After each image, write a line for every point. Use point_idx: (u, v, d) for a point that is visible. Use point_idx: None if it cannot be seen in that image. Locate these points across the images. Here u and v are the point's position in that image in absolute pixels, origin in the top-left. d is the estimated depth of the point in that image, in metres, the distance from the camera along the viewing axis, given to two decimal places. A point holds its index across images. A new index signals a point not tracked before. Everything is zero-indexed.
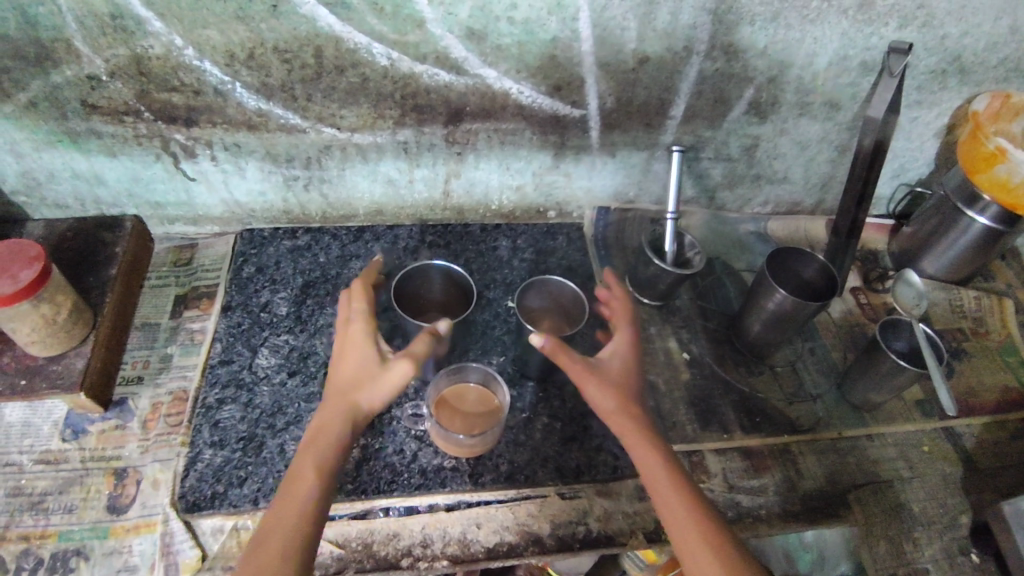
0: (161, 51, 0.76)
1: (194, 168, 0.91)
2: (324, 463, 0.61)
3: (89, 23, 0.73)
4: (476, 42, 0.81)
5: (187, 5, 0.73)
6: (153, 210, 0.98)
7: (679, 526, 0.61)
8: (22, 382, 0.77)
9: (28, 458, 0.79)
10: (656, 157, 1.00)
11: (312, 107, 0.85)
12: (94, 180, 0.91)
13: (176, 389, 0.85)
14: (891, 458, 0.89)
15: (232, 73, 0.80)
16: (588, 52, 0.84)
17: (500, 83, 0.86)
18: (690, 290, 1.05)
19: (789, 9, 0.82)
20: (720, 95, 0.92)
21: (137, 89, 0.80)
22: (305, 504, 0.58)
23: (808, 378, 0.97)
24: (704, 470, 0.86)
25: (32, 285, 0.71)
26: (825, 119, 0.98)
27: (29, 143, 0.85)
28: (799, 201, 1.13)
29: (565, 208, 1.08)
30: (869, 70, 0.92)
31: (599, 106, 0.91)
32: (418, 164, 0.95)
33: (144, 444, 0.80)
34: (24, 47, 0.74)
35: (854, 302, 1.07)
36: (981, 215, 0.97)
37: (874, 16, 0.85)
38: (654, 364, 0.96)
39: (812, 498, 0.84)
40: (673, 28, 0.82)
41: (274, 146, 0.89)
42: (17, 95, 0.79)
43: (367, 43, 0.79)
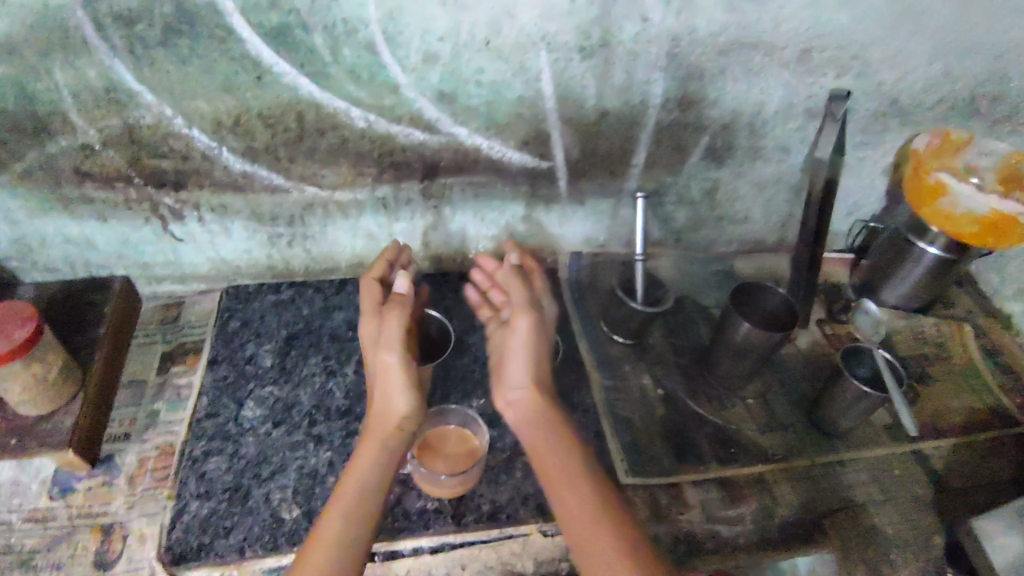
0: (153, 120, 0.82)
1: (182, 229, 0.96)
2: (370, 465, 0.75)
3: (85, 98, 0.78)
4: (447, 104, 0.87)
5: (177, 79, 0.78)
6: (141, 271, 1.01)
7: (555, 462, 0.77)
8: (13, 442, 0.79)
9: (18, 516, 0.80)
10: (622, 204, 1.06)
11: (295, 167, 0.90)
12: (85, 244, 0.95)
13: (163, 443, 0.87)
14: (865, 483, 0.92)
15: (218, 139, 0.85)
16: (552, 109, 0.90)
17: (471, 140, 0.91)
18: (662, 328, 1.10)
19: (734, 63, 0.90)
20: (677, 143, 0.99)
21: (129, 156, 0.85)
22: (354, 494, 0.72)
23: (779, 408, 1.01)
24: (683, 502, 0.87)
25: (25, 343, 0.75)
26: (778, 162, 1.05)
27: (24, 210, 0.89)
28: (762, 239, 1.19)
29: (539, 254, 1.13)
30: (813, 116, 0.99)
31: (566, 157, 0.96)
32: (397, 218, 1.00)
33: (130, 500, 0.81)
34: (21, 121, 0.79)
35: (820, 334, 1.12)
36: (931, 245, 1.03)
37: (812, 68, 0.93)
38: (629, 401, 0.99)
39: (788, 526, 0.87)
40: (629, 84, 0.89)
41: (259, 206, 0.94)
42: (13, 165, 0.83)
43: (345, 108, 0.84)
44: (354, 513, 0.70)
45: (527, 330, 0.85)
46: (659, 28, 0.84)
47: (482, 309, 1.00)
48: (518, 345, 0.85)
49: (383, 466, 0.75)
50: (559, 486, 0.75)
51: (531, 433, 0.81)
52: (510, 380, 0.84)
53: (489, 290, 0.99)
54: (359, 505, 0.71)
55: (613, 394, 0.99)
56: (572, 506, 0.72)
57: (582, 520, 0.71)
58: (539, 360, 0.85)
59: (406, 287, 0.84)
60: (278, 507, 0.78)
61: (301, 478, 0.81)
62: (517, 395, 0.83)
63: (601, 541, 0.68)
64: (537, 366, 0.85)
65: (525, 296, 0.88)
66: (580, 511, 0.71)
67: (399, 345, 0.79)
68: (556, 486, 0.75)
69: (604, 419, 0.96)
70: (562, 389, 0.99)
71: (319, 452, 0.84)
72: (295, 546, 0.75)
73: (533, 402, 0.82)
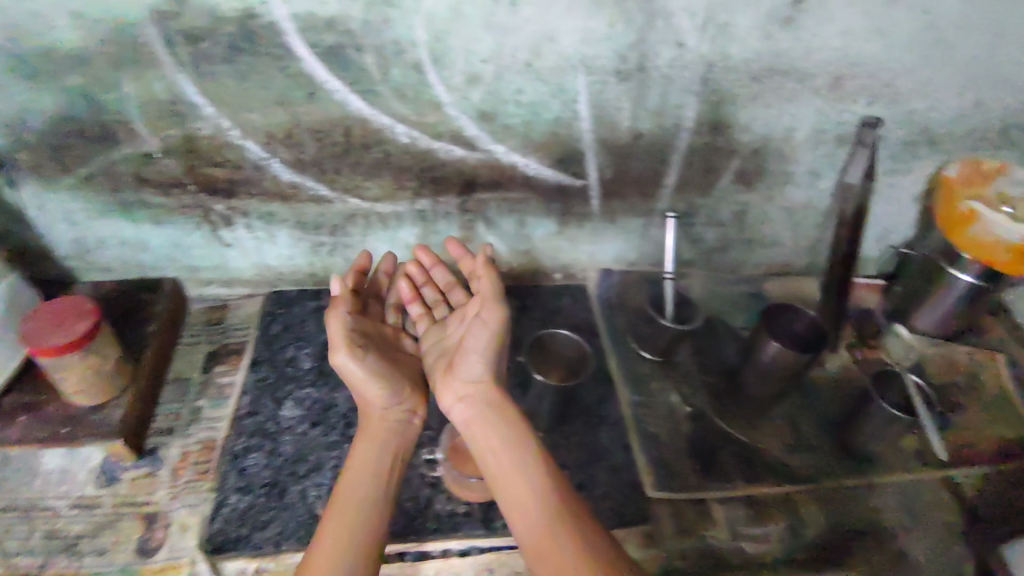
0: (210, 132, 0.87)
1: (230, 235, 1.00)
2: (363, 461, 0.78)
3: (149, 109, 0.84)
4: (487, 122, 0.91)
5: (236, 94, 0.83)
6: (190, 274, 1.06)
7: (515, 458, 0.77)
8: (65, 430, 0.83)
9: (65, 503, 0.84)
10: (653, 223, 1.08)
11: (340, 179, 0.94)
12: (139, 246, 1.00)
13: (205, 438, 0.90)
14: (893, 507, 0.93)
15: (270, 151, 0.90)
16: (587, 130, 0.93)
17: (508, 157, 0.95)
18: (689, 346, 1.11)
19: (766, 89, 0.93)
20: (709, 165, 1.01)
21: (186, 164, 0.90)
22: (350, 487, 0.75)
23: (807, 429, 1.01)
24: (710, 519, 0.89)
25: (83, 338, 0.79)
26: (808, 186, 1.06)
27: (85, 213, 0.94)
28: (791, 262, 1.19)
29: (570, 270, 1.15)
30: (843, 142, 1.01)
31: (599, 176, 0.99)
32: (434, 230, 1.04)
33: (173, 491, 0.85)
34: (89, 129, 0.85)
35: (849, 358, 1.13)
36: (964, 273, 1.02)
37: (843, 95, 0.95)
38: (657, 417, 1.00)
39: (815, 546, 0.88)
40: (662, 108, 0.92)
41: (303, 216, 0.99)
42: (78, 169, 0.89)
43: (391, 124, 0.89)
44: (357, 518, 0.72)
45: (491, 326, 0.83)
46: (694, 53, 0.87)
47: (412, 303, 0.97)
48: (474, 339, 0.84)
49: (376, 471, 0.77)
50: (517, 497, 0.74)
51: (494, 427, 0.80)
52: (463, 373, 0.84)
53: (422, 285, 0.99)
54: (359, 510, 0.72)
55: (640, 409, 1.00)
56: (533, 522, 0.71)
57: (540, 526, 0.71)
58: (497, 352, 0.85)
59: (340, 288, 0.87)
60: (314, 504, 0.82)
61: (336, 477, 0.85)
62: (468, 389, 0.83)
63: (565, 556, 0.67)
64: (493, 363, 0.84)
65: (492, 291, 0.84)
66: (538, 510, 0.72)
67: (345, 345, 0.82)
68: (516, 497, 0.74)
69: (632, 433, 0.97)
70: (590, 402, 1.00)
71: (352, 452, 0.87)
72: None
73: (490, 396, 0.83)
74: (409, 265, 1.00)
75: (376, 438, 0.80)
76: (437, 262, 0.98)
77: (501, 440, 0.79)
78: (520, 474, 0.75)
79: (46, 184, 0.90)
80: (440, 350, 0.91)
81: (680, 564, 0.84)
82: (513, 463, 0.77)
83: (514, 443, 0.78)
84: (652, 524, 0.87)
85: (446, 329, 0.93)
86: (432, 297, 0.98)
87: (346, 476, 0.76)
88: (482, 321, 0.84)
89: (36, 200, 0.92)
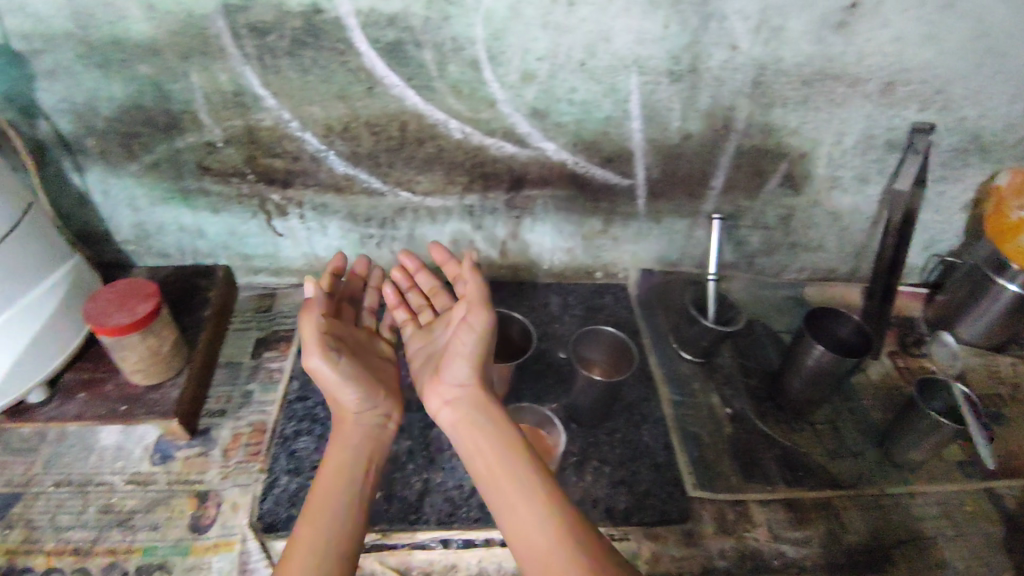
0: (271, 123, 0.89)
1: (283, 225, 1.03)
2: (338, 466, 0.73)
3: (214, 99, 0.86)
4: (540, 120, 0.92)
5: (298, 86, 0.85)
6: (242, 262, 1.09)
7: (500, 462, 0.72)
8: (122, 407, 0.85)
9: (119, 478, 0.86)
10: (697, 224, 1.08)
11: (392, 173, 0.96)
12: (196, 233, 1.03)
13: (255, 421, 0.93)
14: (935, 515, 0.91)
15: (327, 143, 0.92)
16: (637, 130, 0.94)
17: (558, 155, 0.96)
18: (731, 349, 1.11)
19: (818, 93, 0.92)
20: (757, 168, 1.01)
21: (247, 154, 0.92)
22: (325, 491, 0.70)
23: (849, 436, 1.01)
24: (749, 520, 0.88)
25: (146, 318, 0.80)
26: (856, 192, 1.06)
27: (146, 199, 0.97)
28: (834, 268, 1.19)
29: (611, 269, 1.16)
30: (893, 147, 1.00)
31: (646, 176, 1.00)
32: (480, 226, 1.06)
33: (224, 471, 0.87)
34: (156, 116, 0.87)
35: (891, 365, 1.11)
36: (1012, 283, 1.00)
37: (895, 100, 0.95)
38: (697, 418, 1.00)
39: (856, 552, 0.86)
40: (713, 109, 0.93)
41: (355, 207, 1.01)
42: (143, 156, 0.92)
43: (445, 120, 0.91)
44: (328, 524, 0.66)
45: (482, 330, 0.79)
46: (747, 56, 0.87)
47: (396, 309, 0.94)
48: (463, 342, 0.80)
49: (349, 480, 0.72)
50: (506, 501, 0.68)
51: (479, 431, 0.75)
52: (449, 376, 0.79)
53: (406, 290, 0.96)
54: (329, 517, 0.67)
55: (681, 409, 1.01)
56: (524, 522, 0.66)
57: (531, 532, 0.65)
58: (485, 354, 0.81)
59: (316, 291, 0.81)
60: None
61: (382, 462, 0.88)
62: (456, 392, 0.79)
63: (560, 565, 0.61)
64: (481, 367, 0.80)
65: (481, 293, 0.81)
66: (528, 515, 0.66)
67: (320, 346, 0.76)
68: (505, 501, 0.68)
69: (674, 433, 0.97)
70: (632, 399, 1.01)
71: (400, 440, 0.91)
72: (377, 524, 0.81)
73: (477, 399, 0.78)
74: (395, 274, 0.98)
75: (351, 442, 0.76)
76: (421, 268, 0.97)
77: (489, 442, 0.74)
78: (508, 475, 0.70)
79: (110, 169, 0.93)
80: (427, 356, 0.87)
81: (720, 563, 0.83)
82: (501, 467, 0.71)
83: (500, 444, 0.73)
84: (693, 523, 0.87)
85: (431, 334, 0.89)
86: (416, 303, 0.95)
87: (317, 486, 0.71)
88: (470, 324, 0.80)
89: (100, 185, 0.95)
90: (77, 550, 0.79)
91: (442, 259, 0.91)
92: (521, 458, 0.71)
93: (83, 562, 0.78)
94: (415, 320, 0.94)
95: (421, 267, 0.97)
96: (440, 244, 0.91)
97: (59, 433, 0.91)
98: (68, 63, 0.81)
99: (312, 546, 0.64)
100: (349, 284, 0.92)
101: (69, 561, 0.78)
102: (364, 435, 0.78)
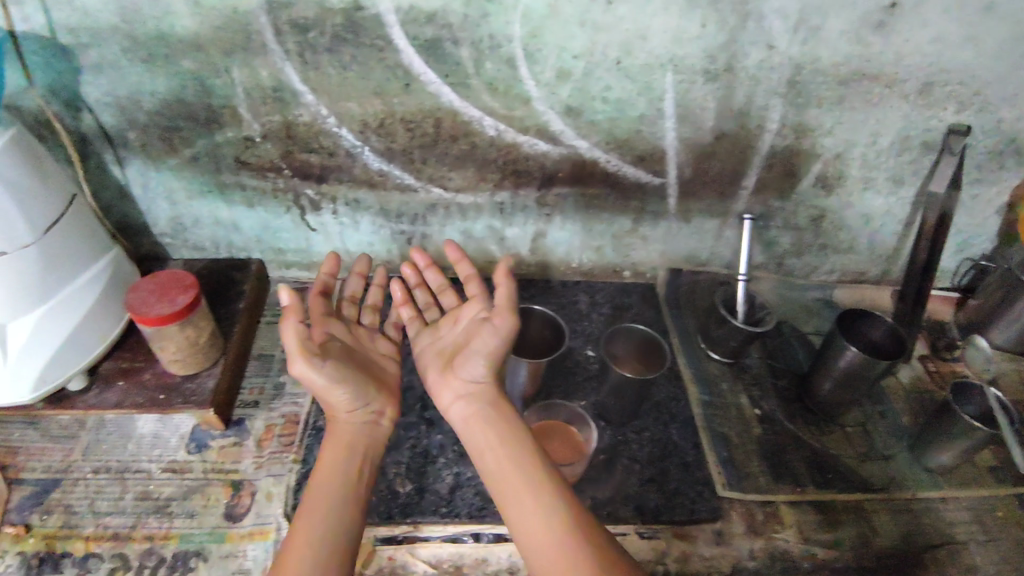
0: (309, 119, 0.90)
1: (317, 220, 1.04)
2: (337, 465, 0.74)
3: (254, 94, 0.87)
4: (573, 117, 0.92)
5: (337, 83, 0.87)
6: (275, 256, 1.10)
7: (504, 460, 0.74)
8: (161, 397, 0.87)
9: (156, 466, 0.88)
10: (728, 224, 1.08)
11: (426, 169, 0.97)
12: (231, 227, 1.05)
13: (288, 413, 0.94)
14: (966, 521, 0.90)
15: (363, 139, 0.93)
16: (670, 129, 0.94)
17: (590, 153, 0.96)
18: (760, 350, 1.11)
19: (854, 94, 0.92)
20: (789, 168, 1.01)
21: (284, 149, 0.94)
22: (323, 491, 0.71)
23: (879, 439, 1.00)
24: (779, 521, 0.88)
25: (187, 309, 0.81)
26: (889, 193, 1.05)
27: (184, 192, 0.99)
28: (864, 270, 1.18)
29: (639, 268, 1.16)
30: (929, 148, 0.99)
31: (678, 175, 1.00)
32: (510, 223, 1.06)
33: (258, 461, 0.89)
34: (197, 111, 0.89)
35: (922, 369, 1.10)
36: None
37: (932, 102, 0.94)
38: (726, 418, 1.00)
39: (888, 555, 0.86)
40: (748, 108, 0.93)
41: (387, 203, 1.02)
42: (183, 150, 0.93)
43: (480, 117, 0.91)
44: (328, 522, 0.68)
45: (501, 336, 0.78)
46: (784, 55, 0.87)
47: (403, 306, 0.95)
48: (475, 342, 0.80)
49: (348, 474, 0.74)
50: (510, 493, 0.71)
51: (487, 429, 0.77)
52: (465, 372, 0.81)
53: (415, 289, 0.99)
54: (329, 515, 0.68)
55: (710, 409, 1.00)
56: (528, 517, 0.68)
57: (536, 526, 0.67)
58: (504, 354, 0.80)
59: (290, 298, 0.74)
60: (393, 480, 0.85)
61: (414, 456, 0.88)
62: (470, 388, 0.81)
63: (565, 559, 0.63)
64: (494, 367, 0.81)
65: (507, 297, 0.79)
66: (531, 509, 0.68)
67: (302, 352, 0.73)
68: (509, 494, 0.71)
69: (702, 432, 0.97)
70: (661, 398, 1.02)
71: (431, 434, 0.91)
72: (409, 517, 0.82)
73: (487, 398, 0.80)
74: (404, 270, 1.00)
75: (347, 441, 0.77)
76: (430, 265, 0.98)
77: (496, 439, 0.76)
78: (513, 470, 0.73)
79: (150, 163, 0.95)
80: (435, 353, 0.88)
81: (750, 564, 0.83)
82: (507, 463, 0.73)
83: (505, 441, 0.76)
84: (722, 523, 0.87)
85: (438, 332, 0.90)
86: (423, 300, 0.97)
87: (317, 478, 0.73)
88: (491, 326, 0.79)
89: (140, 178, 0.96)
90: (116, 536, 0.81)
91: (456, 258, 0.91)
92: (526, 456, 0.74)
93: (122, 547, 0.80)
94: (422, 318, 0.96)
95: (431, 264, 0.98)
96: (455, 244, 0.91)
97: (97, 421, 0.93)
98: (113, 58, 0.83)
99: (311, 543, 0.65)
100: (353, 285, 0.92)
101: (108, 546, 0.80)
102: (362, 431, 0.79)
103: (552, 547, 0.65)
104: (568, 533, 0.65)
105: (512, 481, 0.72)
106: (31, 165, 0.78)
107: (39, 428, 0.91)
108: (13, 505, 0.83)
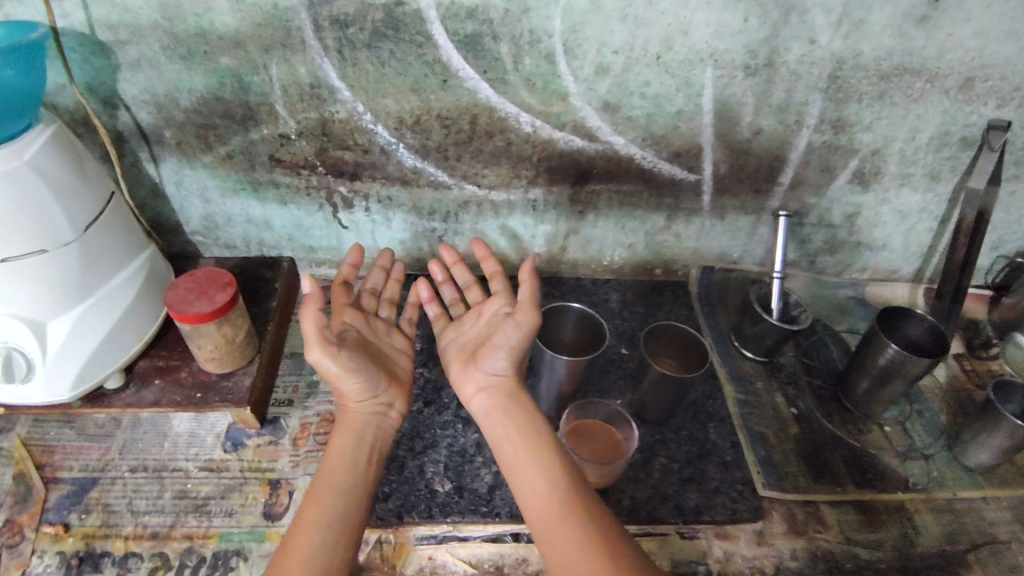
0: (345, 115, 0.90)
1: (349, 218, 1.04)
2: (345, 458, 0.74)
3: (291, 91, 0.87)
4: (611, 113, 0.91)
5: (375, 79, 0.86)
6: (306, 254, 1.10)
7: (521, 454, 0.73)
8: (198, 395, 0.86)
9: (193, 465, 0.88)
10: (762, 221, 1.07)
11: (460, 166, 0.97)
12: (263, 225, 1.04)
13: (323, 411, 0.94)
14: (1009, 521, 0.89)
15: (398, 136, 0.92)
16: (708, 124, 0.93)
17: (626, 149, 0.96)
18: (794, 348, 1.10)
19: (895, 88, 0.91)
20: (827, 164, 1.00)
21: (319, 146, 0.93)
22: (330, 484, 0.71)
23: (918, 438, 0.98)
24: (820, 521, 0.87)
25: (225, 306, 0.81)
26: (925, 190, 1.04)
27: (217, 190, 0.98)
28: (898, 268, 1.17)
29: (671, 266, 1.15)
30: (968, 145, 0.98)
31: (713, 171, 0.99)
32: (543, 220, 1.05)
33: (294, 459, 0.88)
34: (234, 108, 0.88)
35: (958, 367, 1.09)
36: None
37: (973, 96, 0.92)
38: (763, 417, 0.99)
39: (931, 555, 0.85)
40: (787, 104, 0.92)
41: (420, 200, 1.01)
42: (218, 148, 0.93)
43: (516, 113, 0.90)
44: (332, 516, 0.67)
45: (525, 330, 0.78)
46: (826, 50, 0.86)
47: (429, 304, 0.94)
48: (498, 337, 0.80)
49: (356, 470, 0.73)
50: (527, 488, 0.70)
51: (507, 423, 0.77)
52: (486, 365, 0.80)
53: (441, 285, 0.96)
54: (334, 510, 0.68)
55: (746, 408, 0.99)
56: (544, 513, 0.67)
57: (552, 521, 0.66)
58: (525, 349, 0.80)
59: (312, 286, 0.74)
60: (432, 480, 0.85)
61: (451, 455, 0.88)
62: (490, 380, 0.80)
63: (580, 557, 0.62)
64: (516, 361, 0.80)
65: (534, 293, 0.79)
66: (546, 505, 0.68)
67: (319, 340, 0.72)
68: (522, 482, 0.71)
69: (739, 431, 0.96)
70: (697, 397, 1.01)
71: (468, 433, 0.90)
72: (448, 517, 0.81)
73: (508, 392, 0.80)
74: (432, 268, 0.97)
75: (356, 433, 0.77)
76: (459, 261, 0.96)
77: (513, 429, 0.76)
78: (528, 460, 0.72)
79: (184, 161, 0.94)
80: (457, 346, 0.86)
81: (792, 564, 0.82)
82: (526, 457, 0.73)
83: (519, 429, 0.76)
84: (763, 522, 0.86)
85: (461, 326, 0.89)
86: (450, 297, 0.95)
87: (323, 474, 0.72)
88: (513, 321, 0.80)
89: (174, 176, 0.96)
90: (155, 535, 0.80)
91: (481, 255, 0.91)
92: (543, 449, 0.73)
93: (161, 547, 0.79)
94: (448, 315, 0.94)
95: (459, 261, 0.96)
96: (482, 241, 0.91)
97: (132, 419, 0.92)
98: (152, 55, 0.82)
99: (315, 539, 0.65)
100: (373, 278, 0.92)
101: (148, 545, 0.79)
102: (372, 422, 0.78)
103: (563, 537, 0.64)
104: (580, 523, 0.65)
105: (529, 475, 0.71)
106: (70, 162, 0.77)
107: (76, 427, 0.91)
108: (52, 504, 0.83)
